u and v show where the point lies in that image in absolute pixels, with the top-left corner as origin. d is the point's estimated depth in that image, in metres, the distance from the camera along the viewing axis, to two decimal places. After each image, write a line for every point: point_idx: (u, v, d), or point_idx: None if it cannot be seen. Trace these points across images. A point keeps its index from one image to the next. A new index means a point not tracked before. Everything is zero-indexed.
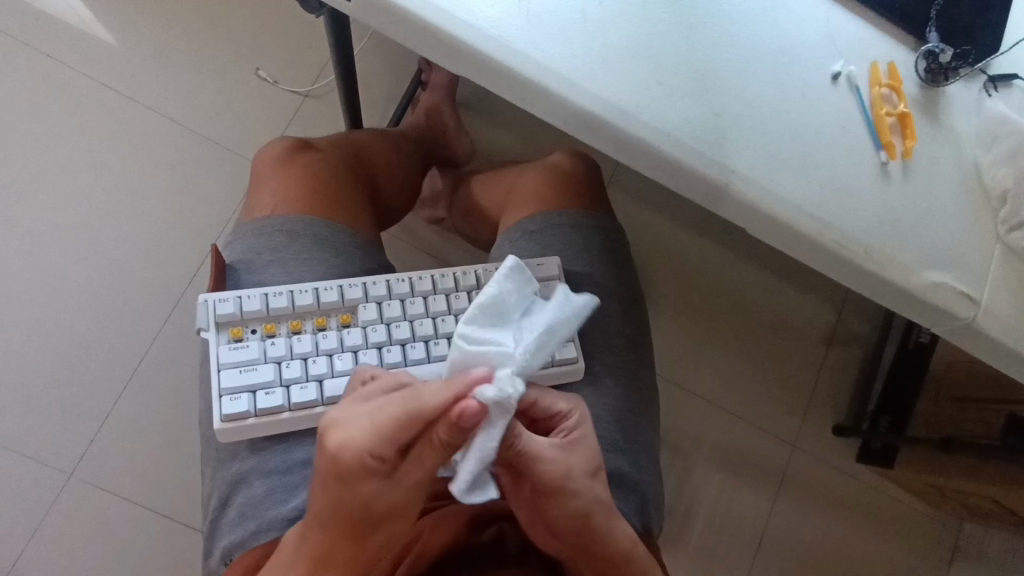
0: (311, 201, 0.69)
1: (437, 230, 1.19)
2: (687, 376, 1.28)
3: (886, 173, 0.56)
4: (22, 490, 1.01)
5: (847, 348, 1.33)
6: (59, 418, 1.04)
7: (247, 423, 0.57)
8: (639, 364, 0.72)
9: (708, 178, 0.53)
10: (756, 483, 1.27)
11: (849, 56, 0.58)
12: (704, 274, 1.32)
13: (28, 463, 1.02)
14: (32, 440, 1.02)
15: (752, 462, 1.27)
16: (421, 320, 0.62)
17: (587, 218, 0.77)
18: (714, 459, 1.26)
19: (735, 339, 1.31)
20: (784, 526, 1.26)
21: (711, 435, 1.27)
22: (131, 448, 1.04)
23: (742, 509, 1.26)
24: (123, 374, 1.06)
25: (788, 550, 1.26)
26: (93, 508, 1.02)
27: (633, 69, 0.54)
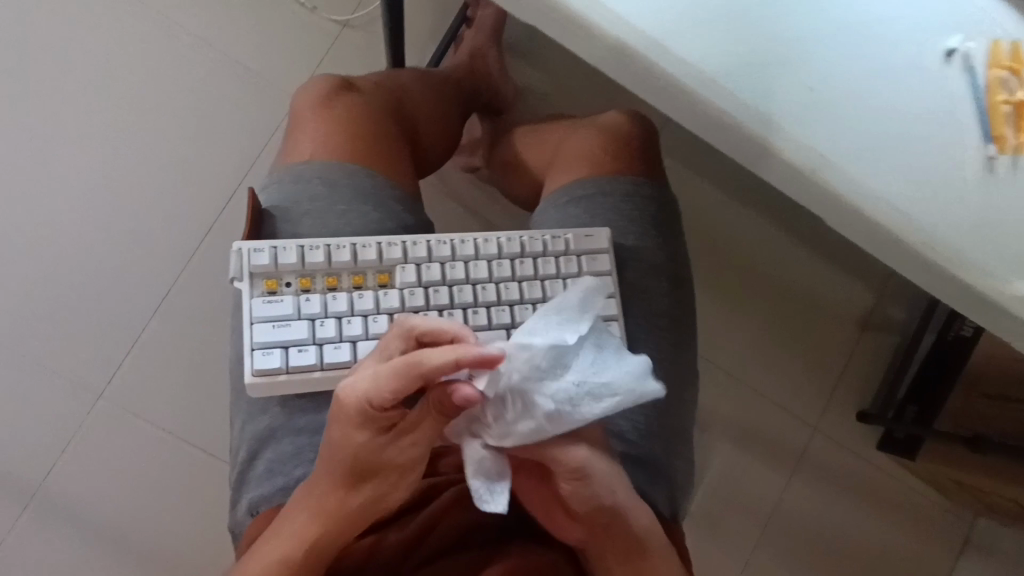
0: (353, 148, 0.65)
1: (473, 181, 1.13)
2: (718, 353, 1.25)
3: (990, 170, 0.50)
4: (51, 409, 1.02)
5: (882, 335, 1.28)
6: (89, 342, 1.03)
7: (278, 380, 0.55)
8: (685, 347, 0.68)
9: (794, 163, 0.48)
10: (769, 461, 1.25)
11: (967, 31, 0.51)
12: (749, 249, 1.26)
13: (54, 386, 1.02)
14: (63, 362, 1.03)
15: (771, 442, 1.25)
16: (460, 287, 0.59)
17: (642, 188, 0.71)
18: (732, 435, 1.25)
19: (774, 320, 1.26)
20: (793, 506, 1.25)
21: (732, 411, 1.25)
22: (157, 381, 1.04)
23: (754, 485, 1.24)
24: (152, 302, 1.05)
25: (795, 530, 1.25)
26: (123, 428, 1.03)
27: (722, 33, 0.48)
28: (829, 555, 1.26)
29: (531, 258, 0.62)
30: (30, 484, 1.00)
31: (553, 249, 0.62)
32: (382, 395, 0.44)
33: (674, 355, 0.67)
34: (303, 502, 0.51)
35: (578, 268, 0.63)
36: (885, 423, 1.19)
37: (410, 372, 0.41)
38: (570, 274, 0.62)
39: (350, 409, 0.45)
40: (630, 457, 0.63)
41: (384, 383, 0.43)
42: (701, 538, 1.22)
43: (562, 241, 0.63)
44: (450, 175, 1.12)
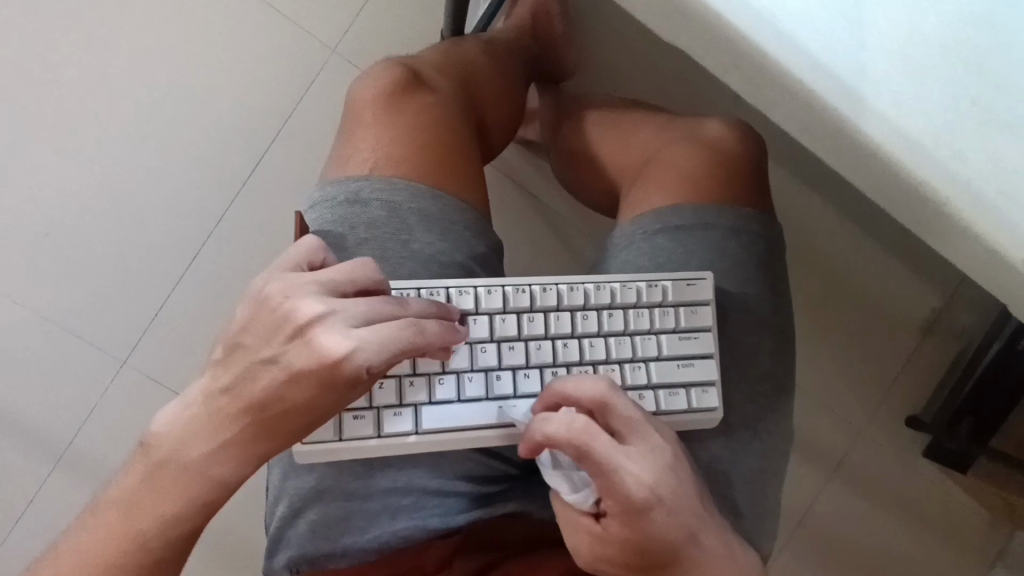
0: (418, 161, 0.55)
1: (527, 156, 0.97)
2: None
3: None
4: (72, 378, 0.94)
5: (950, 345, 1.07)
6: (110, 310, 0.95)
7: (329, 448, 0.48)
8: (785, 410, 0.59)
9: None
10: (821, 464, 1.08)
11: None
12: (812, 252, 1.07)
13: (69, 360, 0.94)
14: (85, 328, 0.95)
15: (826, 448, 1.08)
16: (538, 344, 0.51)
17: (749, 220, 0.60)
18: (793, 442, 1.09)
19: (836, 335, 1.08)
20: (831, 507, 1.08)
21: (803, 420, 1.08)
22: (174, 365, 0.94)
23: (798, 485, 1.08)
24: (176, 270, 0.95)
25: (830, 536, 1.09)
26: (147, 396, 0.94)
27: (950, 102, 0.35)
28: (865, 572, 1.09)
29: (620, 310, 0.53)
30: (49, 456, 0.94)
31: (648, 301, 0.53)
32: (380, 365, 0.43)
33: (772, 425, 0.58)
34: (199, 438, 0.43)
35: (674, 323, 0.53)
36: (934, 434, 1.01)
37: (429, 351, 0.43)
38: (665, 330, 0.53)
39: (305, 359, 0.42)
40: None
41: (389, 350, 0.42)
42: None
43: (658, 291, 0.53)
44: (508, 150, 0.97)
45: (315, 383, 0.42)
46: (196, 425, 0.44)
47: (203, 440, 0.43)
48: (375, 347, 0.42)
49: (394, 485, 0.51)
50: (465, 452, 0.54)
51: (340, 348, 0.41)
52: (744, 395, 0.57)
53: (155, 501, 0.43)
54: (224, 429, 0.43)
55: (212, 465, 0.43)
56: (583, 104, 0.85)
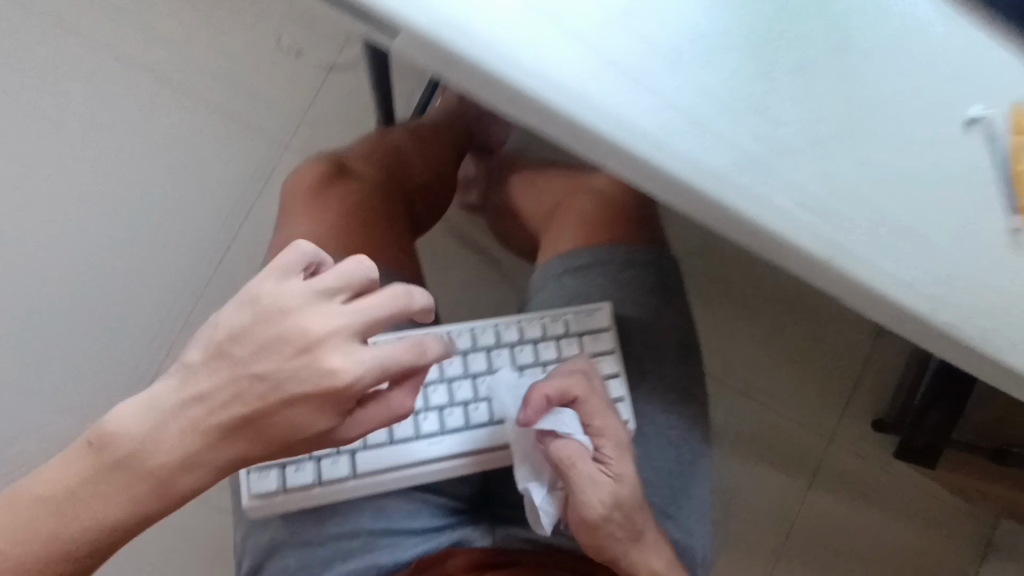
0: (346, 238, 0.64)
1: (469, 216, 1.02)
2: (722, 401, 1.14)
3: (1017, 244, 0.46)
4: None
5: (886, 342, 1.16)
6: (74, 410, 0.97)
7: (275, 501, 0.53)
8: (697, 417, 0.67)
9: (817, 260, 0.43)
10: (792, 471, 1.14)
11: (992, 94, 0.45)
12: (734, 288, 1.14)
13: (35, 467, 0.95)
14: (50, 430, 0.96)
15: (789, 456, 1.14)
16: (459, 382, 0.58)
17: (638, 254, 0.70)
18: (758, 455, 1.13)
19: (771, 361, 1.15)
20: (819, 514, 1.14)
21: (758, 432, 1.14)
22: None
23: (773, 496, 1.13)
24: (140, 363, 0.98)
25: (823, 540, 1.14)
26: None
27: (742, 129, 0.42)
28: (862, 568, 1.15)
29: (529, 344, 0.61)
30: None
31: (552, 332, 0.61)
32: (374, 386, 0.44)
33: (686, 430, 0.66)
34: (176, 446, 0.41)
35: (579, 348, 0.61)
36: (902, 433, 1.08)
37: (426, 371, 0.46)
38: (573, 356, 0.61)
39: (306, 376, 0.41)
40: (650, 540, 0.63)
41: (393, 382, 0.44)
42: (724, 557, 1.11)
43: (561, 323, 0.61)
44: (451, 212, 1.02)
45: (316, 399, 0.42)
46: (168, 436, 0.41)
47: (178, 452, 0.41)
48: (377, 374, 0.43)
49: (341, 530, 0.56)
50: (408, 491, 0.59)
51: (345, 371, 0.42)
52: (656, 407, 0.65)
53: (105, 499, 0.40)
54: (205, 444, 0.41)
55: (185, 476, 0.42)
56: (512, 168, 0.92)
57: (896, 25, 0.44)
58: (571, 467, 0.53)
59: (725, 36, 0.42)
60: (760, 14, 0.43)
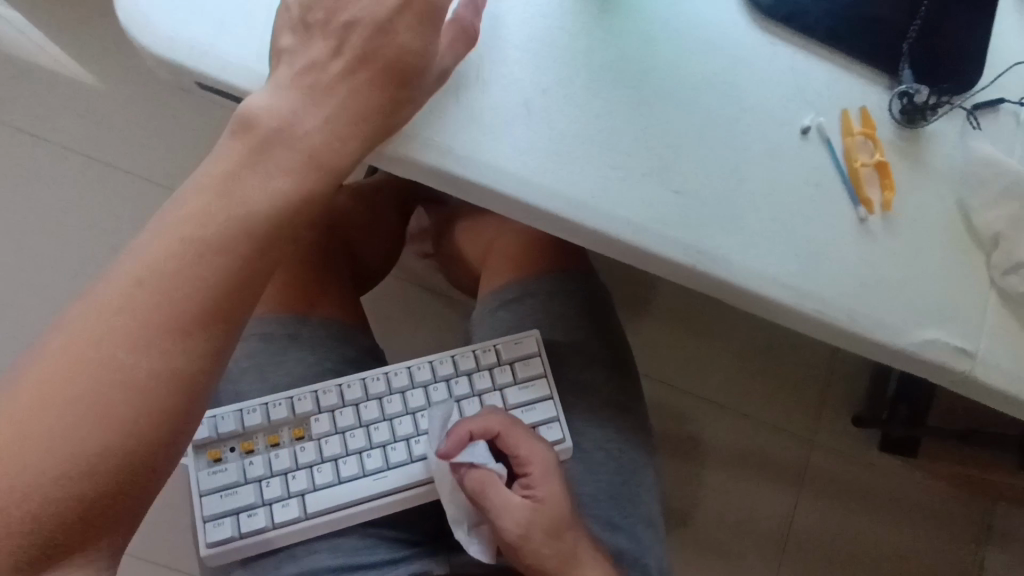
0: (291, 299, 0.71)
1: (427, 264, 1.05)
2: (688, 415, 1.16)
3: (867, 230, 0.53)
4: None
5: None
6: None
7: (231, 547, 0.58)
8: (632, 429, 0.72)
9: (680, 263, 0.50)
10: (770, 478, 1.16)
11: (819, 107, 0.54)
12: (685, 304, 1.17)
13: None
14: None
15: (763, 464, 1.16)
16: (400, 419, 0.63)
17: (565, 282, 0.76)
18: (733, 465, 1.16)
19: (730, 369, 1.17)
20: (810, 523, 1.16)
21: (730, 441, 1.16)
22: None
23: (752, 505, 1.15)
24: None
25: (816, 547, 1.16)
26: None
27: (592, 158, 0.50)
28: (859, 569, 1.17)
29: (464, 376, 0.65)
30: None
31: (486, 362, 0.65)
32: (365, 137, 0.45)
33: (622, 441, 0.71)
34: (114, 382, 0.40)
35: (512, 375, 0.66)
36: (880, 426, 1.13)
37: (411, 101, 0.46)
38: (506, 383, 0.65)
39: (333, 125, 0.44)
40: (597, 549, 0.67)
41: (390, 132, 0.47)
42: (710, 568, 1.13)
43: (492, 352, 0.66)
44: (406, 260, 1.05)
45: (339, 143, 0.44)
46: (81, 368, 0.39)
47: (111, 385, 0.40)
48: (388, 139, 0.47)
49: (298, 571, 0.60)
50: (360, 528, 0.63)
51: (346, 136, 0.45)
52: (591, 422, 0.70)
53: (101, 386, 0.39)
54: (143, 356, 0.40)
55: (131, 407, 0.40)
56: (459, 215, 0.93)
57: (719, 61, 0.54)
58: (488, 495, 0.59)
59: (582, 84, 0.51)
60: (598, 66, 0.51)
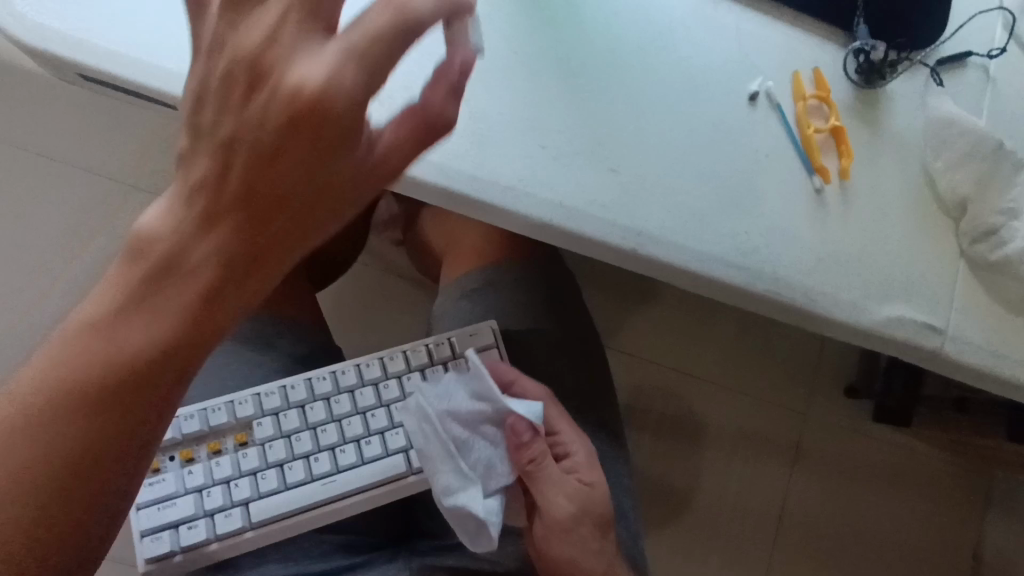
0: None
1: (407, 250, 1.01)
2: (676, 394, 1.13)
3: (822, 202, 0.49)
4: None
5: None
6: None
7: (173, 561, 0.56)
8: (598, 419, 0.70)
9: (618, 247, 0.47)
10: (759, 455, 1.14)
11: (767, 71, 0.50)
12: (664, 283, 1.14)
13: None
14: None
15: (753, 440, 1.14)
16: (348, 419, 0.60)
17: (526, 269, 0.74)
18: (716, 444, 1.13)
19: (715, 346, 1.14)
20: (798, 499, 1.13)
21: (715, 419, 1.13)
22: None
23: (740, 485, 1.12)
24: None
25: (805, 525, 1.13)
26: None
27: (517, 139, 0.46)
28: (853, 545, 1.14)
29: (415, 372, 0.62)
30: None
31: (438, 356, 0.63)
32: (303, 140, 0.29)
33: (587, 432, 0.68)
34: (119, 353, 0.29)
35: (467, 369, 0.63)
36: None
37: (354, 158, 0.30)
38: None
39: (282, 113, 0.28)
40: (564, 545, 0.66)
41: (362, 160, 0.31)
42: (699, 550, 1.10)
43: (446, 346, 0.63)
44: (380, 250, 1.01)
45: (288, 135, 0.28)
46: (169, 315, 0.30)
47: (117, 353, 0.29)
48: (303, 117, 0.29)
49: None
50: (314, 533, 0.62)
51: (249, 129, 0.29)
52: None
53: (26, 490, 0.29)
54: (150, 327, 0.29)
55: (146, 391, 0.30)
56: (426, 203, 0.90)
57: (656, 27, 0.50)
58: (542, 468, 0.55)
59: (507, 62, 0.47)
60: (522, 38, 0.48)
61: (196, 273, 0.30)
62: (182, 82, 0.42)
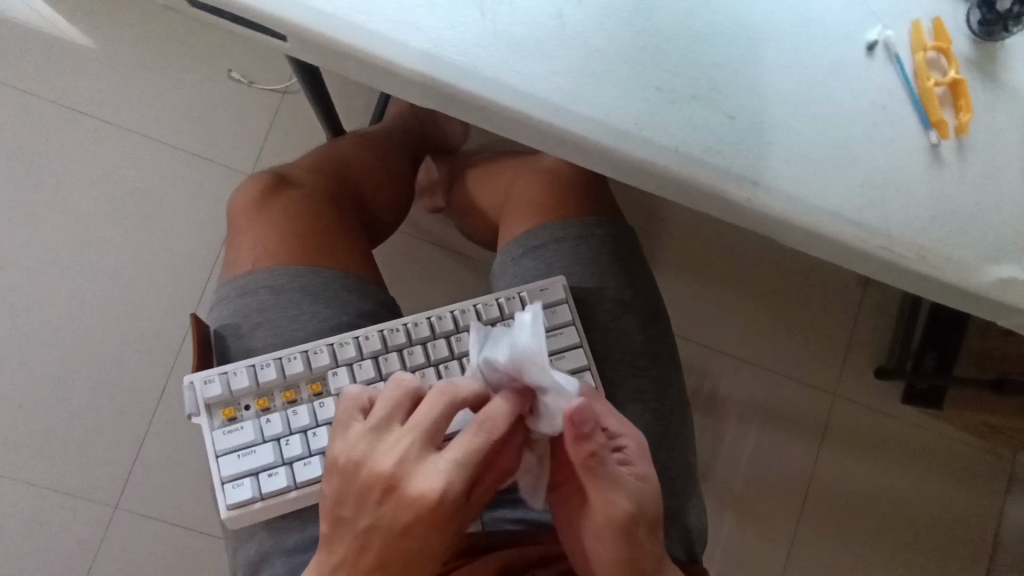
0: (300, 249, 0.66)
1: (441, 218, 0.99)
2: (710, 368, 1.10)
3: (938, 158, 0.48)
4: (37, 526, 0.95)
5: (882, 287, 1.14)
6: (64, 457, 0.96)
7: (254, 508, 0.55)
8: (666, 383, 0.69)
9: (730, 196, 0.45)
10: (800, 434, 1.11)
11: (885, 18, 0.48)
12: (704, 257, 1.11)
13: (35, 511, 0.95)
14: (42, 475, 0.96)
15: (794, 419, 1.11)
16: (423, 371, 0.59)
17: (593, 227, 0.72)
18: (755, 416, 1.10)
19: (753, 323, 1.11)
20: (835, 476, 1.11)
21: (756, 397, 1.11)
22: (136, 487, 0.97)
23: (782, 462, 1.10)
24: (123, 405, 0.98)
25: (840, 502, 1.11)
26: (120, 527, 0.96)
27: (632, 80, 0.44)
28: (892, 526, 1.12)
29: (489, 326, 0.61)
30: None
31: (511, 311, 0.61)
32: (468, 462, 0.42)
33: (656, 393, 0.68)
34: (441, 481, 0.41)
35: None
36: (905, 378, 1.07)
37: (489, 416, 0.42)
38: None
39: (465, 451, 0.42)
40: None
41: (470, 451, 0.42)
42: (738, 527, 1.08)
43: (517, 301, 0.62)
44: (419, 217, 0.98)
45: (468, 466, 0.42)
46: (472, 461, 0.42)
47: (434, 474, 0.42)
48: (457, 456, 0.42)
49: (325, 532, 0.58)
50: None
51: (431, 482, 0.41)
52: (622, 374, 0.67)
53: None
54: (465, 480, 0.42)
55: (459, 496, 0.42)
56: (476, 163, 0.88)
57: None
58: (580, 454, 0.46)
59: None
60: None
61: (496, 427, 0.42)
62: (301, 12, 0.41)
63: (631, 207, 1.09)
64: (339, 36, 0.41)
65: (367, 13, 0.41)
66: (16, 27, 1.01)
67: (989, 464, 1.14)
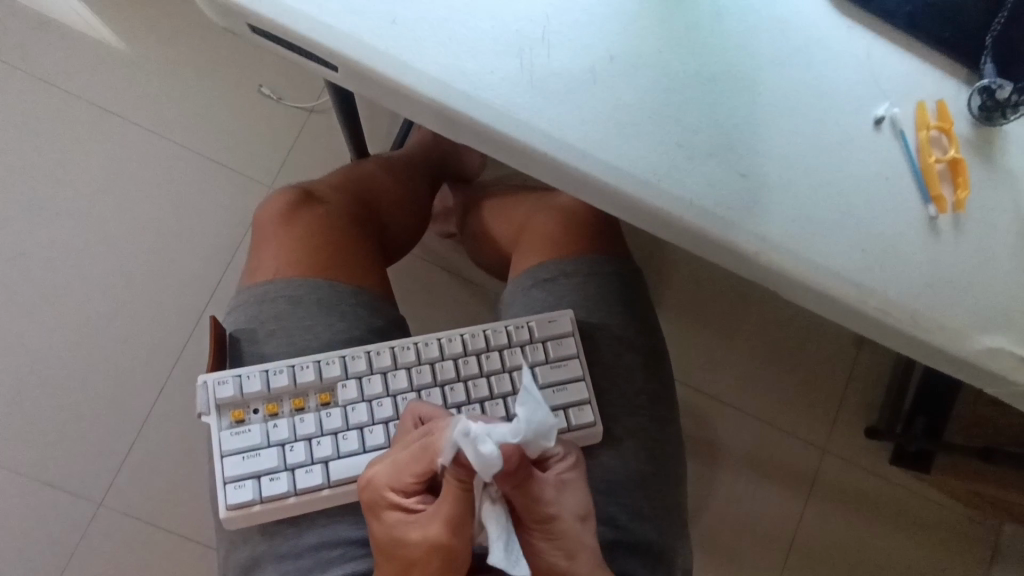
0: (320, 263, 0.69)
1: (453, 245, 1.02)
2: (702, 414, 1.12)
3: (935, 229, 0.50)
4: (20, 514, 0.95)
5: (877, 348, 1.16)
6: (54, 447, 0.97)
7: (252, 511, 0.57)
8: (663, 422, 0.71)
9: (738, 248, 0.48)
10: (785, 485, 1.12)
11: (894, 97, 0.51)
12: (702, 304, 1.14)
13: (18, 499, 0.95)
14: (31, 464, 0.96)
15: (780, 470, 1.12)
16: (429, 391, 0.61)
17: (602, 265, 0.74)
18: (742, 465, 1.11)
19: (745, 373, 1.13)
20: (818, 532, 1.12)
21: (744, 445, 1.12)
22: (123, 485, 0.97)
23: (766, 512, 1.11)
24: (120, 400, 0.99)
25: (822, 556, 1.11)
26: (101, 522, 0.96)
27: (654, 132, 0.47)
28: None
29: (497, 352, 0.63)
30: None
31: (518, 339, 0.64)
32: (401, 469, 0.48)
33: (652, 431, 0.69)
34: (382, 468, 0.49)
35: (545, 354, 0.64)
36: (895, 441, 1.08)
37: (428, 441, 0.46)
38: (538, 361, 0.63)
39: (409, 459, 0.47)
40: (623, 544, 0.66)
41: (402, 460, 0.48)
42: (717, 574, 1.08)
43: (525, 329, 0.64)
44: (430, 240, 1.01)
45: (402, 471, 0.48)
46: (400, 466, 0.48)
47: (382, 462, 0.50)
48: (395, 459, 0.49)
49: (319, 541, 0.60)
50: None
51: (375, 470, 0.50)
52: (621, 409, 0.69)
53: None
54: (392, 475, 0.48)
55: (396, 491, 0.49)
56: (491, 195, 0.91)
57: (792, 39, 0.51)
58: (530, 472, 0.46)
59: (649, 57, 0.48)
60: (668, 37, 0.49)
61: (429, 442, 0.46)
62: (354, 48, 0.44)
63: (636, 249, 1.12)
64: (388, 72, 0.44)
65: (415, 53, 0.45)
66: (58, 28, 1.05)
67: (970, 532, 1.14)
